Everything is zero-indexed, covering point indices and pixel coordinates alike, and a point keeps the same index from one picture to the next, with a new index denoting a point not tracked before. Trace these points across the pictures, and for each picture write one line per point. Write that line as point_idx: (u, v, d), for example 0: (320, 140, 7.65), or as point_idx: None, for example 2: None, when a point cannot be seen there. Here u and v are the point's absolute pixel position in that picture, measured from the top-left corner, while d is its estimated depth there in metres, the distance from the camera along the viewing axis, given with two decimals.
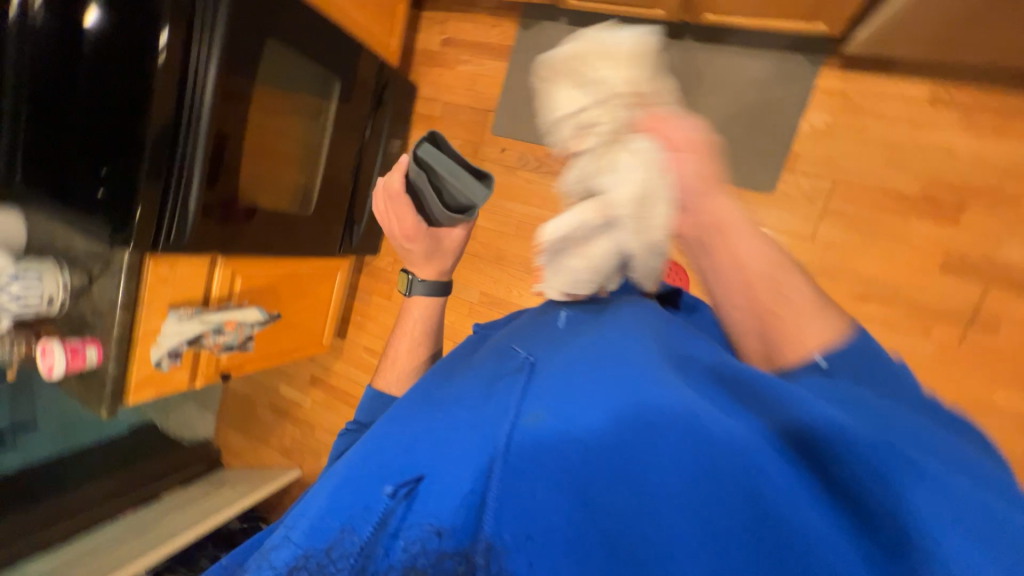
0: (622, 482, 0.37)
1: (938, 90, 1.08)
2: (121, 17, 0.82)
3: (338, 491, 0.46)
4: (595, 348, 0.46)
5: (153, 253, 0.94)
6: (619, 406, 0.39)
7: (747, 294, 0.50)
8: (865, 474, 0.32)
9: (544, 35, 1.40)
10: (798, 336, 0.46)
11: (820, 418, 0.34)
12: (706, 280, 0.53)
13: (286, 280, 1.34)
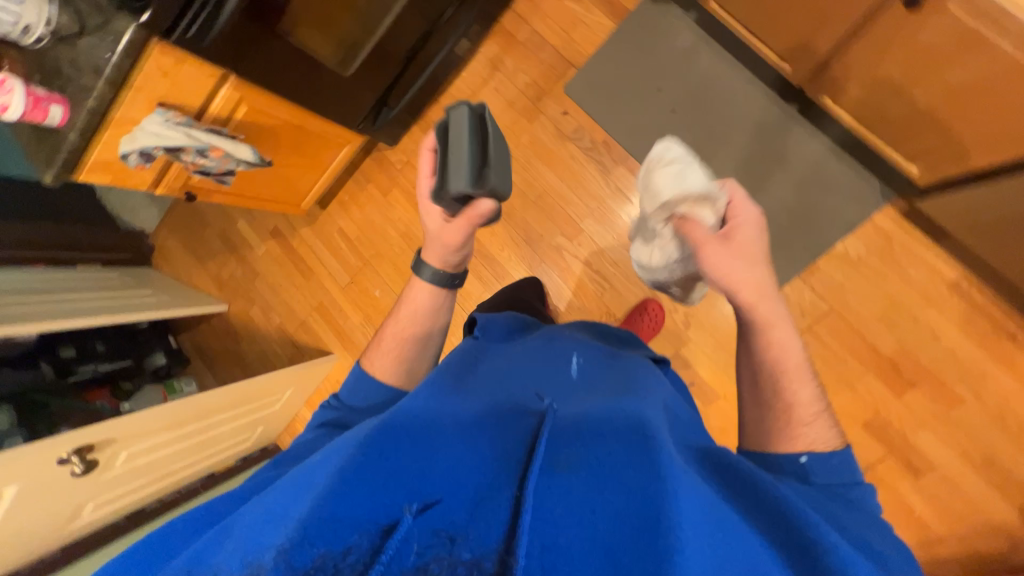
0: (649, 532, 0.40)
1: (961, 279, 1.12)
2: None
3: (339, 503, 0.43)
4: (605, 419, 0.52)
5: (164, 40, 0.82)
6: (635, 472, 0.45)
7: (785, 396, 0.66)
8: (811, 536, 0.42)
9: (666, 19, 1.28)
10: (795, 437, 0.62)
11: (794, 508, 0.44)
12: (757, 379, 0.70)
13: (292, 131, 1.23)
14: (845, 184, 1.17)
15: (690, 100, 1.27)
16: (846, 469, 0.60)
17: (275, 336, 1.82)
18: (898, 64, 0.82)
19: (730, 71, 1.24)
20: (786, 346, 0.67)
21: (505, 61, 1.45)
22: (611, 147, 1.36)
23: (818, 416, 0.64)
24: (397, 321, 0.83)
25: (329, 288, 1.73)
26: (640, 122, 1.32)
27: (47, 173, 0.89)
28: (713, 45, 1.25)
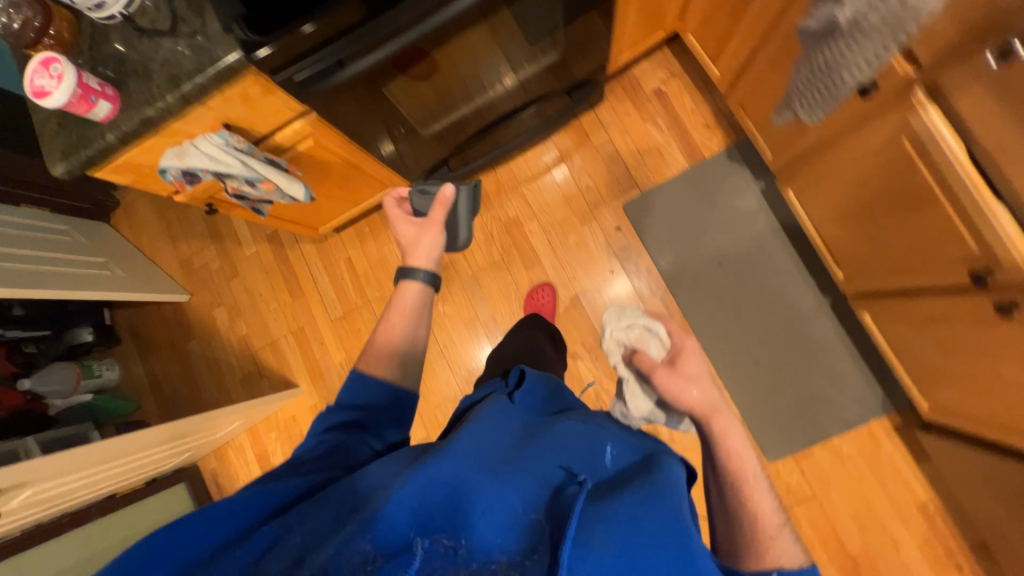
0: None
1: (930, 504, 1.19)
2: None
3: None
4: (626, 506, 0.48)
5: (268, 75, 0.72)
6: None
7: (751, 509, 0.66)
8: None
9: (735, 178, 1.33)
10: (763, 555, 0.61)
11: None
12: (721, 487, 0.69)
13: (345, 167, 1.13)
14: (854, 384, 1.24)
15: (735, 258, 1.32)
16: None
17: (237, 347, 1.63)
18: (951, 331, 0.87)
19: (781, 245, 1.29)
20: (746, 455, 0.68)
21: (573, 158, 1.44)
22: (651, 275, 1.37)
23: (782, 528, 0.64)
24: (397, 322, 0.76)
25: (315, 315, 1.58)
26: (685, 261, 1.35)
27: (59, 165, 0.73)
28: (771, 217, 1.30)
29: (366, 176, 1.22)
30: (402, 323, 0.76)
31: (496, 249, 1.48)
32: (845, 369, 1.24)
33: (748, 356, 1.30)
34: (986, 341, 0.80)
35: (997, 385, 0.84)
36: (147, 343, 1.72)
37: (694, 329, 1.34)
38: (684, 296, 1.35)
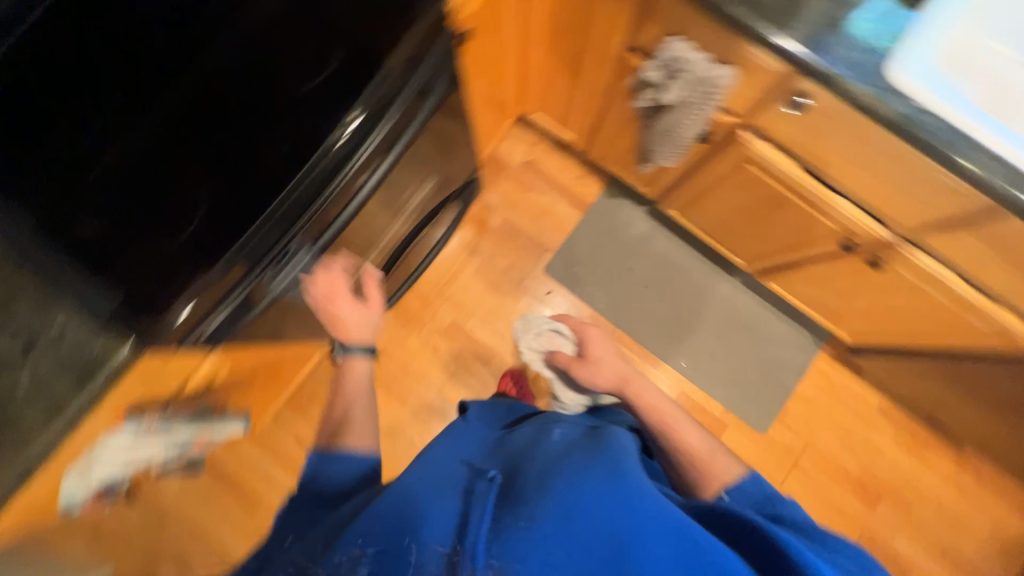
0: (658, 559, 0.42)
1: (884, 402, 1.41)
2: (322, 87, 0.65)
3: None
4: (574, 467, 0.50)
5: (172, 347, 0.65)
6: (608, 511, 0.44)
7: (669, 436, 0.71)
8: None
9: (622, 210, 1.49)
10: (710, 478, 0.64)
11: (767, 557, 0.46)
12: (654, 437, 0.72)
13: (268, 366, 1.02)
14: (789, 337, 1.44)
15: (655, 275, 1.47)
16: (755, 482, 0.61)
17: None
18: (843, 282, 1.06)
19: (682, 251, 1.47)
20: (660, 403, 0.75)
21: (480, 247, 1.49)
22: (596, 320, 1.45)
23: (715, 451, 0.67)
24: (352, 401, 0.86)
25: None
26: (617, 295, 1.46)
27: None
28: (664, 232, 1.48)
29: (292, 360, 1.13)
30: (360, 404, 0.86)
31: (448, 358, 1.45)
32: (775, 328, 1.44)
33: (703, 353, 1.44)
34: (873, 285, 0.98)
35: (892, 309, 1.03)
36: None
37: (651, 351, 1.45)
38: (630, 326, 1.45)
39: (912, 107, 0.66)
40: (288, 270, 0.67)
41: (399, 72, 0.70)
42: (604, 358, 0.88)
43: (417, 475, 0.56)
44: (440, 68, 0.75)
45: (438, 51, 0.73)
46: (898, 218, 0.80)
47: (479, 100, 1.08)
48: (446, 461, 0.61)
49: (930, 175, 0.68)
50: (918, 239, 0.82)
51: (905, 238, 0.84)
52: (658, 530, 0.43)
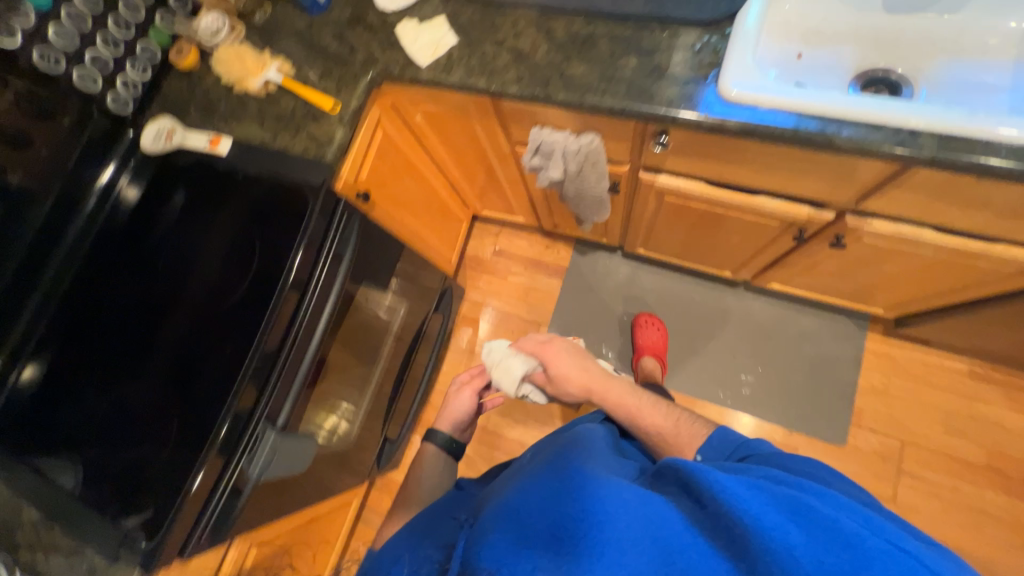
0: (592, 513, 0.39)
1: (976, 366, 1.19)
2: (253, 291, 0.76)
3: None
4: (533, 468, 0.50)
5: (176, 559, 0.71)
6: (551, 493, 0.43)
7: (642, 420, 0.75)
8: (745, 516, 0.36)
9: (599, 263, 1.50)
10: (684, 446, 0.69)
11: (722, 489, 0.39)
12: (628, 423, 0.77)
13: (300, 530, 1.06)
14: (827, 328, 1.29)
15: (658, 314, 1.41)
16: (730, 439, 0.64)
17: None
18: (833, 265, 0.96)
19: (673, 281, 1.43)
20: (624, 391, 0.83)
21: (479, 344, 1.53)
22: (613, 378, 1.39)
23: (680, 423, 0.74)
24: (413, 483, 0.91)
25: None
26: (624, 345, 1.42)
27: None
28: (648, 268, 1.46)
29: (328, 515, 1.17)
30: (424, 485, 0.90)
31: None
32: (806, 324, 1.30)
33: (738, 376, 1.32)
34: (860, 260, 0.89)
35: (900, 275, 0.91)
36: None
37: (682, 392, 1.34)
38: None
39: (755, 113, 0.62)
40: (260, 453, 0.73)
41: (308, 248, 0.77)
42: (571, 358, 0.94)
43: (399, 553, 0.57)
44: (350, 227, 0.82)
45: (340, 216, 0.82)
46: (830, 198, 0.74)
47: (419, 226, 1.19)
48: (444, 519, 0.61)
49: (819, 158, 0.65)
50: (863, 209, 0.74)
51: (851, 211, 0.76)
52: (597, 495, 0.42)
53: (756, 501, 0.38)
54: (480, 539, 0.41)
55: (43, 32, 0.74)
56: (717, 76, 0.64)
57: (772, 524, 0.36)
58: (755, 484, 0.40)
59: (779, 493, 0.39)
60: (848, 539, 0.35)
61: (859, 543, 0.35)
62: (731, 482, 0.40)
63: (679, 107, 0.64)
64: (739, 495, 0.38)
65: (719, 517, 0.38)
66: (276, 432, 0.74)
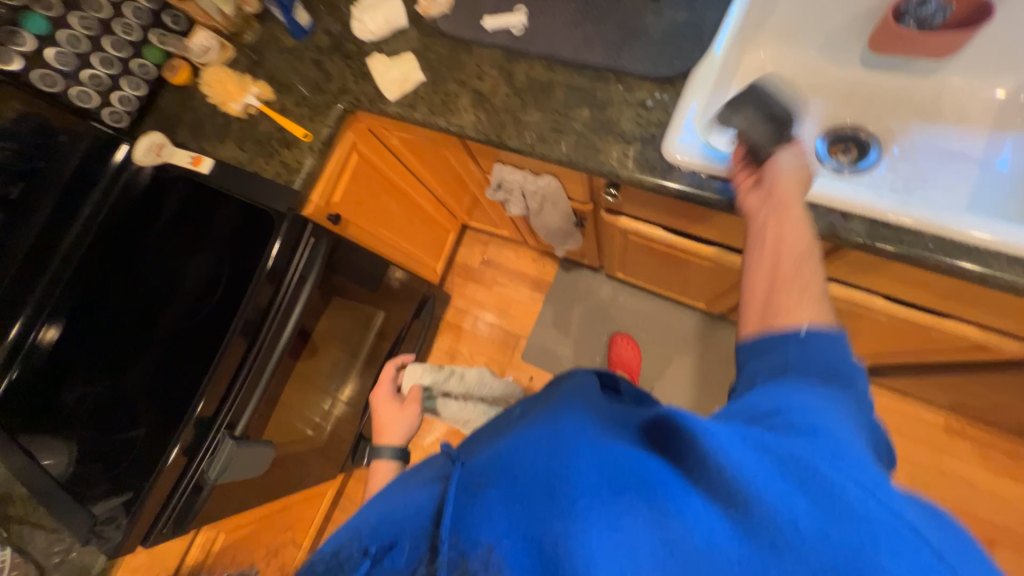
0: (585, 489, 0.32)
1: (950, 421, 1.16)
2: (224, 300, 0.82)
3: None
4: (535, 424, 0.43)
5: (139, 545, 0.80)
6: (539, 459, 0.36)
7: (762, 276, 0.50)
8: (746, 487, 0.30)
9: (583, 281, 1.52)
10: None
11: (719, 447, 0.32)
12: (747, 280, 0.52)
13: (270, 518, 1.14)
14: None
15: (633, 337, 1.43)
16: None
17: None
18: None
19: (653, 305, 1.45)
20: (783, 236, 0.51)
21: (460, 351, 1.57)
22: None
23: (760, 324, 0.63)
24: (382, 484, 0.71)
25: None
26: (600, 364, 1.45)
27: None
28: (630, 289, 1.47)
29: (299, 504, 1.25)
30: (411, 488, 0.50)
31: None
32: None
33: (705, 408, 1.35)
34: None
35: (857, 332, 0.90)
36: None
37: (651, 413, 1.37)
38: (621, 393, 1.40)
39: (695, 179, 0.63)
40: (217, 459, 0.80)
41: (275, 272, 0.83)
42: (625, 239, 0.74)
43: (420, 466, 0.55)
44: (317, 253, 0.88)
45: (307, 241, 0.87)
46: None
47: (399, 239, 1.24)
48: (421, 471, 0.54)
49: None
50: None
51: None
52: (592, 457, 0.34)
53: (758, 469, 0.31)
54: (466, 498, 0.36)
55: (43, 54, 0.82)
56: (662, 138, 0.65)
57: (774, 494, 0.29)
58: (765, 442, 0.33)
59: (787, 451, 0.33)
60: (855, 512, 0.29)
61: (872, 511, 0.29)
62: (729, 442, 0.33)
63: (620, 166, 0.65)
64: (728, 448, 0.32)
65: (723, 481, 0.31)
66: (232, 441, 0.81)
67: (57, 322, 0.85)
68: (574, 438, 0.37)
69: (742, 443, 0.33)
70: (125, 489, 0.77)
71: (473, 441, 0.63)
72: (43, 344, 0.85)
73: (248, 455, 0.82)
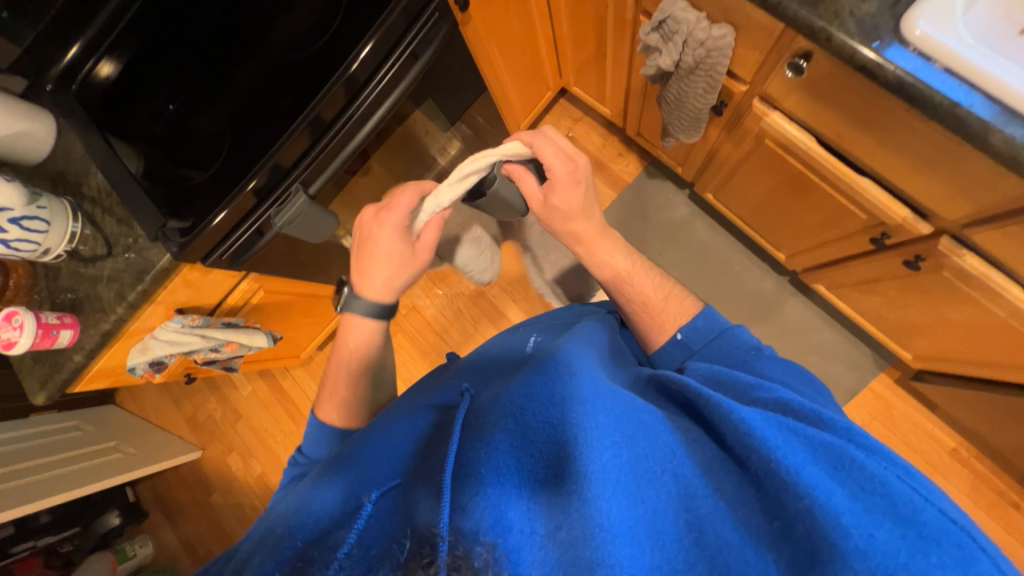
0: (602, 442, 0.35)
1: (959, 446, 1.17)
2: (335, 46, 0.78)
3: (301, 511, 0.44)
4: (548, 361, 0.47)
5: (198, 261, 0.82)
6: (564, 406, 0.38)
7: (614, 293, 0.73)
8: (786, 467, 0.33)
9: (661, 193, 1.40)
10: (661, 326, 0.69)
11: (748, 427, 0.37)
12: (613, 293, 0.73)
13: (302, 299, 1.21)
14: (843, 351, 1.24)
15: (686, 268, 1.36)
16: (715, 322, 0.66)
17: (258, 488, 1.66)
18: (893, 289, 0.87)
19: (722, 242, 1.35)
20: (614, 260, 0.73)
21: None
22: None
23: (669, 298, 0.71)
24: (334, 370, 0.72)
25: None
26: None
27: (42, 392, 0.87)
28: (706, 218, 1.37)
29: (326, 299, 1.31)
30: (414, 417, 0.56)
31: (468, 321, 1.50)
32: (828, 339, 1.25)
33: None
34: (925, 294, 0.81)
35: (947, 326, 0.84)
36: (175, 508, 1.70)
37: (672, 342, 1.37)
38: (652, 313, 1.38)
39: (926, 68, 0.52)
40: (288, 209, 0.81)
41: (391, 34, 0.78)
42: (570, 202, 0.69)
43: (416, 395, 0.62)
44: (434, 36, 0.84)
45: (430, 17, 0.83)
46: (938, 211, 0.65)
47: (502, 67, 1.13)
48: (419, 400, 0.61)
49: (959, 156, 0.56)
50: (964, 236, 0.66)
51: (952, 235, 0.68)
52: (609, 413, 0.37)
53: (790, 448, 0.35)
54: (479, 438, 0.41)
55: None
56: (911, 6, 0.53)
57: (819, 484, 0.32)
58: (792, 426, 0.38)
59: (814, 436, 0.37)
60: (904, 512, 0.31)
61: (905, 494, 0.32)
62: (758, 421, 0.37)
63: (840, 26, 0.54)
64: (764, 431, 0.36)
65: (753, 463, 0.36)
66: (306, 197, 0.81)
67: (111, 58, 0.78)
68: (595, 382, 0.40)
69: (762, 427, 0.37)
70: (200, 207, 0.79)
71: (476, 360, 0.69)
72: (98, 78, 0.79)
73: (313, 212, 0.84)
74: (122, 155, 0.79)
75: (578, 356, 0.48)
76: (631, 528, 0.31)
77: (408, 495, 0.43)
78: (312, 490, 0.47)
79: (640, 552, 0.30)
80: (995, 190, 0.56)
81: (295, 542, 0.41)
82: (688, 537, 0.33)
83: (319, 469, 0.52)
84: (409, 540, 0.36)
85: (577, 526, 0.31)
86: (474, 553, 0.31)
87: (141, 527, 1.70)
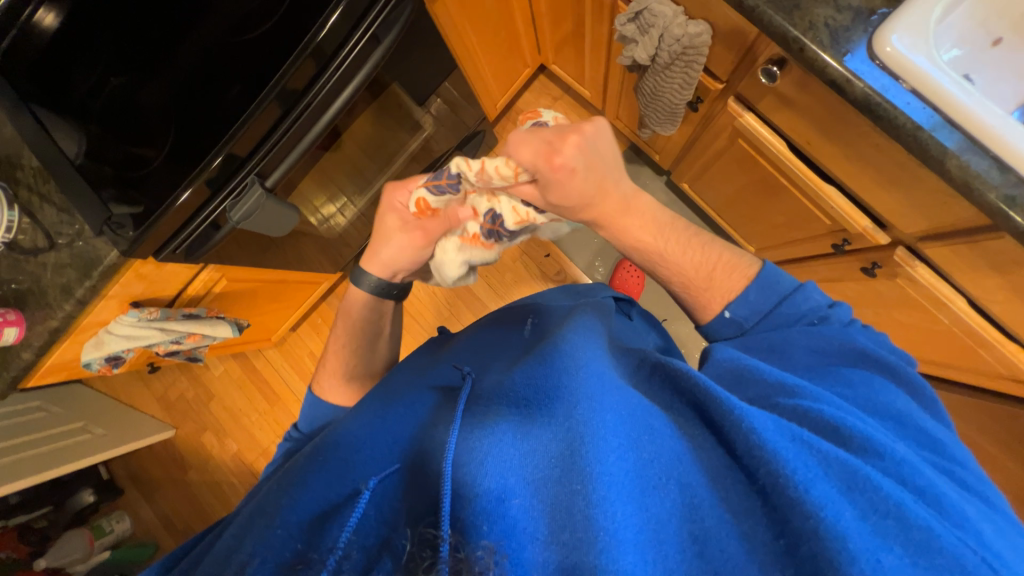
0: (605, 443, 0.34)
1: None
2: (291, 21, 0.71)
3: (305, 494, 0.45)
4: (553, 350, 0.45)
5: (151, 256, 0.79)
6: (569, 404, 0.38)
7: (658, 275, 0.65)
8: (795, 485, 0.31)
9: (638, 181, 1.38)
10: (709, 300, 0.60)
11: (755, 433, 0.34)
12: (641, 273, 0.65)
13: (269, 285, 1.18)
14: None
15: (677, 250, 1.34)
16: (773, 290, 0.57)
17: (234, 465, 1.67)
18: (849, 289, 0.91)
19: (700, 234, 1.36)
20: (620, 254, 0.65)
21: None
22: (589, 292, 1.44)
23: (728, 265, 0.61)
24: (333, 338, 0.74)
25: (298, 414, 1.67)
26: (606, 271, 1.49)
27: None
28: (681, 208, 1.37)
29: (295, 284, 1.28)
30: (408, 404, 0.54)
31: (443, 304, 1.50)
32: None
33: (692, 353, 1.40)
34: (879, 297, 0.84)
35: (895, 328, 0.89)
36: (150, 484, 1.70)
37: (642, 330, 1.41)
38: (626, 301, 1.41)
39: (890, 86, 0.51)
40: (244, 202, 0.78)
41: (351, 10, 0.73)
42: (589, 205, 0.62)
43: (413, 377, 0.62)
44: (400, 13, 0.79)
45: None
46: (895, 223, 0.66)
47: (475, 43, 1.07)
48: (420, 379, 0.59)
49: (918, 174, 0.56)
50: (918, 247, 0.67)
51: (907, 246, 0.70)
52: (614, 415, 0.36)
53: (803, 464, 0.32)
54: (481, 427, 0.40)
55: None
56: (883, 20, 0.52)
57: (830, 504, 0.30)
58: (804, 437, 0.35)
59: (831, 452, 0.34)
60: (919, 540, 0.29)
61: (917, 516, 0.31)
62: (770, 431, 0.34)
63: (814, 38, 0.53)
64: (772, 435, 0.34)
65: (761, 475, 0.33)
66: (262, 190, 0.79)
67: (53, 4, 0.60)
68: (603, 380, 0.39)
69: (779, 435, 0.34)
70: (146, 193, 0.74)
71: (477, 335, 0.69)
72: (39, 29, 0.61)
73: (268, 207, 0.81)
74: (55, 134, 0.68)
75: (587, 344, 0.46)
76: (635, 534, 0.30)
77: (413, 488, 0.42)
78: (317, 469, 0.48)
79: (643, 559, 0.29)
80: (949, 210, 0.57)
81: (293, 534, 0.41)
82: (691, 549, 0.31)
83: (323, 445, 0.52)
84: (414, 537, 0.36)
85: (582, 530, 0.30)
86: (476, 559, 0.30)
87: (116, 502, 1.70)
